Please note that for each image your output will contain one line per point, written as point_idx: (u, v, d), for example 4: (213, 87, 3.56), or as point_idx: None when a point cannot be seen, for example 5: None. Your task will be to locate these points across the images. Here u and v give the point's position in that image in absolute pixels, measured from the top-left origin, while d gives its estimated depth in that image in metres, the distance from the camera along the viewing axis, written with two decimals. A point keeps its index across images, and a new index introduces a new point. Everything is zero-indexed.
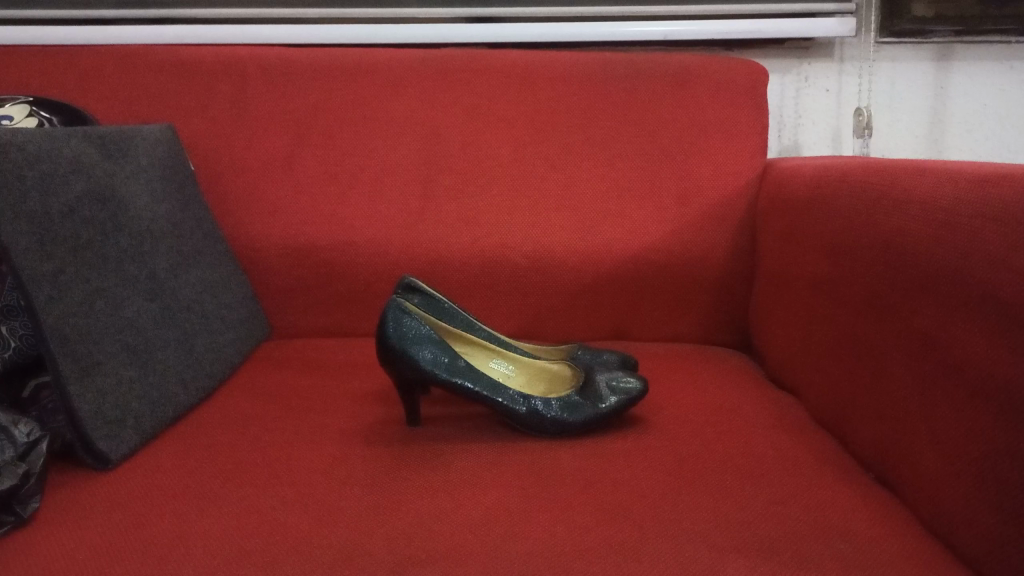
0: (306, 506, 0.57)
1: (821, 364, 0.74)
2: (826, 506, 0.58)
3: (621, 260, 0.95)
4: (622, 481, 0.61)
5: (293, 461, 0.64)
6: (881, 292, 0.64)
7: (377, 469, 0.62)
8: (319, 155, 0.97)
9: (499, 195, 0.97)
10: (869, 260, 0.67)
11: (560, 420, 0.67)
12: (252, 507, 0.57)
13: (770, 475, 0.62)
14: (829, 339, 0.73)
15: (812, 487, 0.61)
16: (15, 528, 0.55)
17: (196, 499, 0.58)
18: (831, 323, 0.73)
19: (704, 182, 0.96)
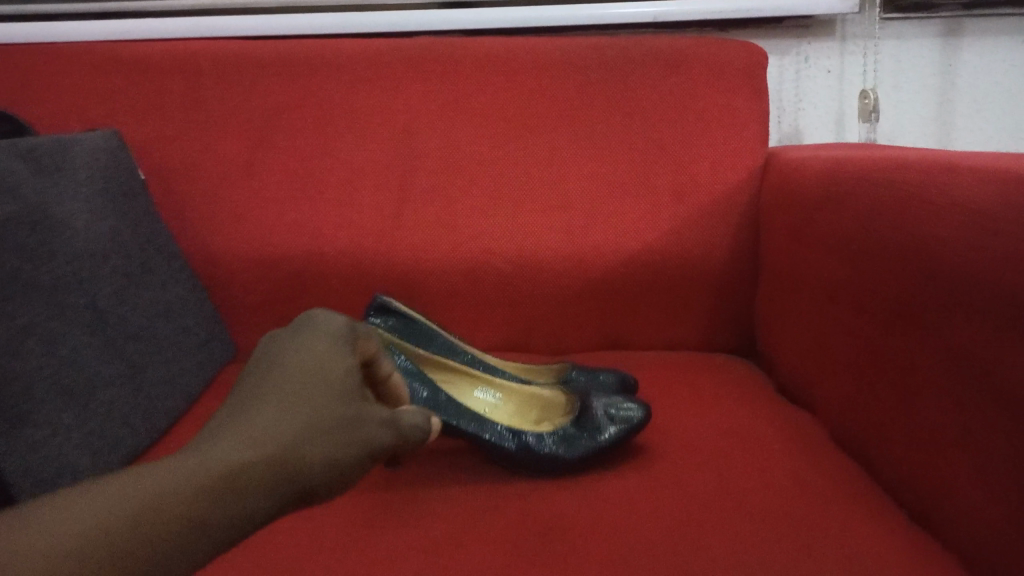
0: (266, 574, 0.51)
1: (839, 379, 0.67)
2: (856, 550, 0.51)
3: (614, 263, 0.88)
4: (623, 531, 0.54)
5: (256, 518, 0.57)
6: (907, 302, 0.57)
7: (347, 528, 0.55)
8: (284, 158, 0.89)
9: (480, 196, 0.89)
10: (892, 266, 0.60)
11: (554, 455, 0.61)
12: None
13: (790, 513, 0.55)
14: (847, 351, 0.66)
15: (838, 527, 0.54)
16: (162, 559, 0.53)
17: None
18: (848, 335, 0.66)
19: (702, 174, 0.89)
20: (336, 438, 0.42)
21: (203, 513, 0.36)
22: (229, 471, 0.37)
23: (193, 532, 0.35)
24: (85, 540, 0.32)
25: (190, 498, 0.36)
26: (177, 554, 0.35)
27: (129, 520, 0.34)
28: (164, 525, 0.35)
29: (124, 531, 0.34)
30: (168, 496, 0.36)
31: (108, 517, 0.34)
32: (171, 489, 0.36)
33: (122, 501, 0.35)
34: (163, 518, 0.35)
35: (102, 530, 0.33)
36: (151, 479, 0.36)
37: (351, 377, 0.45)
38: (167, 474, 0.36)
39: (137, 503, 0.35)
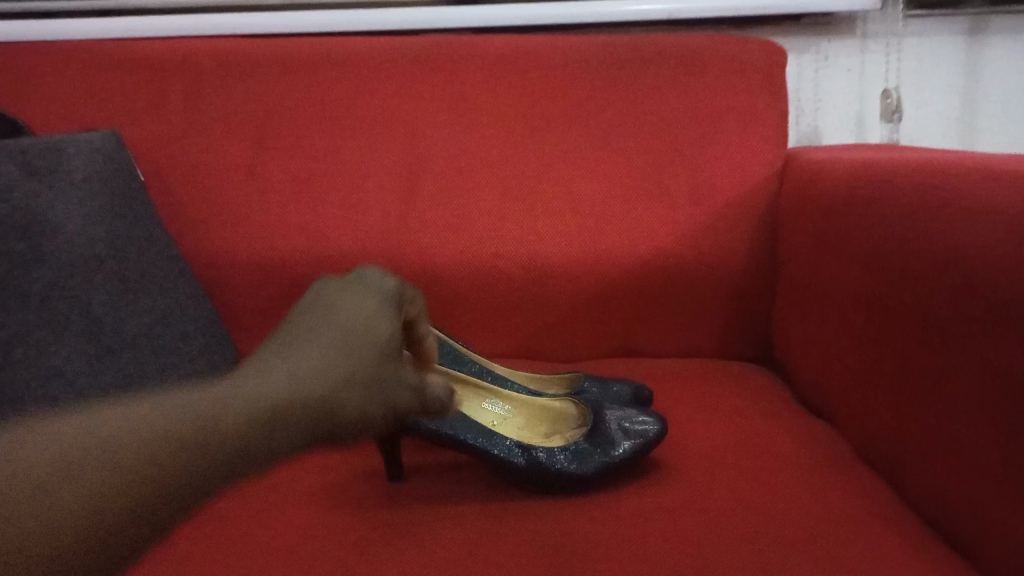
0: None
1: (866, 392, 0.64)
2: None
3: (627, 268, 0.85)
4: (640, 553, 0.51)
5: (251, 540, 0.54)
6: (942, 312, 0.54)
7: (346, 549, 0.52)
8: (287, 160, 0.86)
9: (489, 199, 0.86)
10: (925, 274, 0.57)
11: (566, 471, 0.58)
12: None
13: (815, 534, 0.52)
14: (875, 362, 0.63)
15: (868, 551, 0.51)
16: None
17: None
18: (876, 346, 0.63)
19: (719, 177, 0.86)
20: (346, 381, 0.43)
21: (203, 437, 0.37)
22: (238, 402, 0.39)
23: (187, 457, 0.36)
24: (71, 462, 0.33)
25: (193, 422, 0.37)
26: (190, 469, 0.36)
27: (120, 442, 0.35)
28: (160, 446, 0.35)
29: (108, 458, 0.34)
30: (166, 421, 0.36)
31: (95, 441, 0.34)
32: (168, 416, 0.37)
33: (116, 425, 0.35)
34: (160, 440, 0.36)
35: (91, 450, 0.34)
36: (147, 408, 0.37)
37: (379, 332, 0.48)
38: (163, 404, 0.37)
39: (134, 427, 0.36)
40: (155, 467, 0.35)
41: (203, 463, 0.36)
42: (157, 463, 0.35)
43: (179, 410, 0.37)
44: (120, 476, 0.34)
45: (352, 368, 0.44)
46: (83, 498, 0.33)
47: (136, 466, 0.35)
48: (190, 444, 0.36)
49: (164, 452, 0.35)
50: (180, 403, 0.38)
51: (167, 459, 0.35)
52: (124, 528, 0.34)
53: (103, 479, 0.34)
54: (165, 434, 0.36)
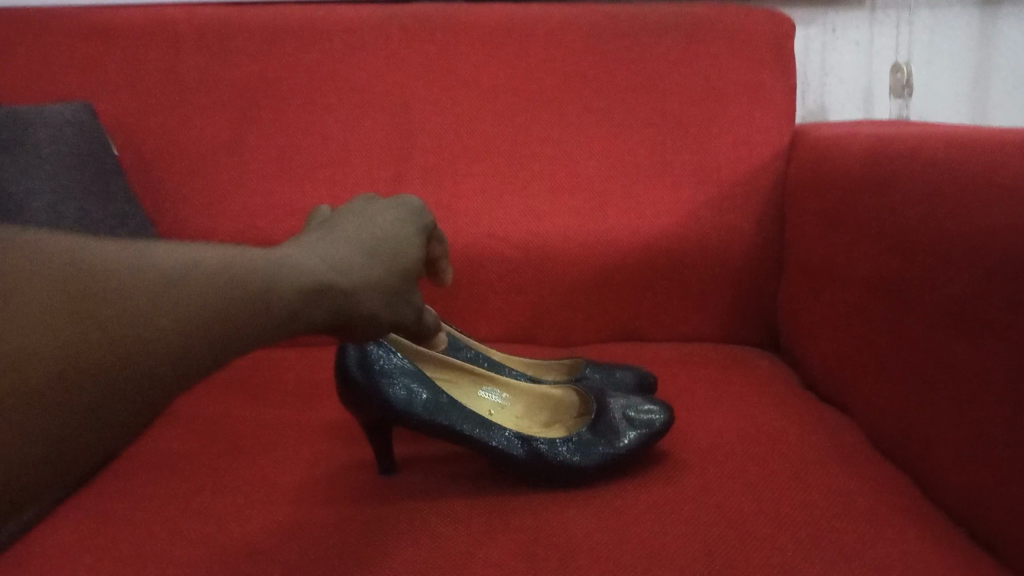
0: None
1: (874, 376, 0.61)
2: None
3: (627, 250, 0.81)
4: (644, 562, 0.48)
5: (237, 545, 0.52)
6: (965, 297, 0.50)
7: (337, 558, 0.50)
8: (270, 135, 0.82)
9: (482, 177, 0.83)
10: (945, 256, 0.53)
11: (568, 463, 0.56)
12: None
13: (823, 534, 0.50)
14: (885, 345, 0.59)
15: (877, 552, 0.48)
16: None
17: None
18: (889, 328, 0.59)
19: (724, 154, 0.82)
20: (358, 281, 0.43)
21: (174, 296, 0.35)
22: (218, 268, 0.37)
23: (180, 314, 0.35)
24: (32, 292, 0.32)
25: (165, 280, 0.35)
26: (242, 318, 0.37)
27: (86, 283, 0.33)
28: (128, 294, 0.34)
29: (77, 304, 0.33)
30: (138, 274, 0.35)
31: (97, 279, 0.34)
32: (142, 269, 0.35)
33: (82, 265, 0.34)
34: (136, 298, 0.34)
35: (57, 282, 0.33)
36: (125, 257, 0.35)
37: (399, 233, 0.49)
38: (140, 257, 0.36)
39: (103, 272, 0.34)
40: (118, 318, 0.33)
41: (172, 322, 0.34)
42: (212, 312, 0.36)
43: (151, 265, 0.35)
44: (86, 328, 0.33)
45: (348, 262, 0.43)
46: (37, 333, 0.31)
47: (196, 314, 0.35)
48: (157, 299, 0.34)
49: (132, 300, 0.34)
50: (156, 260, 0.36)
51: (133, 310, 0.34)
52: (84, 385, 0.32)
53: (68, 325, 0.32)
54: (226, 285, 0.37)
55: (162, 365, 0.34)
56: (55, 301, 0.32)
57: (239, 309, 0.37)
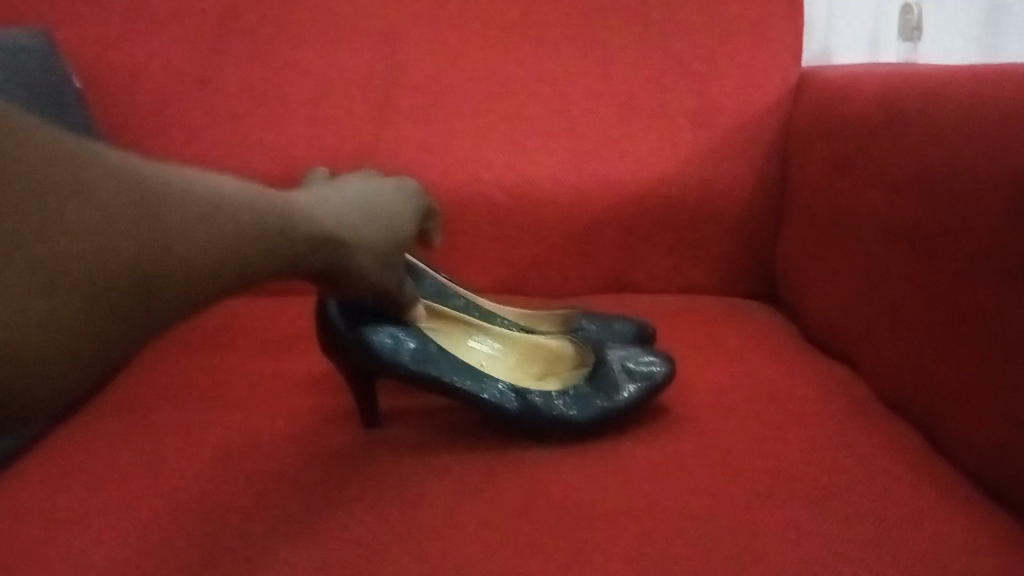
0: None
1: (879, 328, 0.58)
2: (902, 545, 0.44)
3: (622, 197, 0.77)
4: (641, 526, 0.45)
5: (213, 507, 0.49)
6: (987, 244, 0.48)
7: (314, 522, 0.47)
8: (244, 70, 0.77)
9: (470, 118, 0.78)
10: (966, 201, 0.50)
11: (564, 417, 0.53)
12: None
13: (827, 494, 0.48)
14: (893, 297, 0.57)
15: (882, 514, 0.46)
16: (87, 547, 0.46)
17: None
18: (896, 279, 0.57)
19: (725, 97, 0.77)
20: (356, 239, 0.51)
21: (219, 220, 0.40)
22: (253, 203, 0.43)
23: (218, 238, 0.40)
24: (113, 194, 0.36)
25: (211, 204, 0.40)
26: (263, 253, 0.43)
27: (152, 193, 0.37)
28: (184, 210, 0.39)
29: (143, 211, 0.37)
30: (186, 192, 0.39)
31: (162, 194, 0.38)
32: (187, 187, 0.40)
33: (143, 176, 0.38)
34: (189, 215, 0.39)
35: (132, 188, 0.37)
36: (170, 175, 0.40)
37: (386, 201, 0.57)
38: (184, 177, 0.40)
39: (162, 187, 0.38)
40: (175, 230, 0.38)
41: (214, 242, 0.40)
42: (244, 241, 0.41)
43: (199, 188, 0.40)
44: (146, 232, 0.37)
45: (347, 220, 0.51)
46: (117, 229, 0.35)
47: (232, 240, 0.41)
48: (206, 220, 0.39)
49: (187, 217, 0.39)
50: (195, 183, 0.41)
51: (188, 226, 0.39)
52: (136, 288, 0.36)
53: (135, 227, 0.36)
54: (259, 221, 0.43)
55: (200, 278, 0.39)
56: (130, 204, 0.36)
57: (265, 243, 0.43)
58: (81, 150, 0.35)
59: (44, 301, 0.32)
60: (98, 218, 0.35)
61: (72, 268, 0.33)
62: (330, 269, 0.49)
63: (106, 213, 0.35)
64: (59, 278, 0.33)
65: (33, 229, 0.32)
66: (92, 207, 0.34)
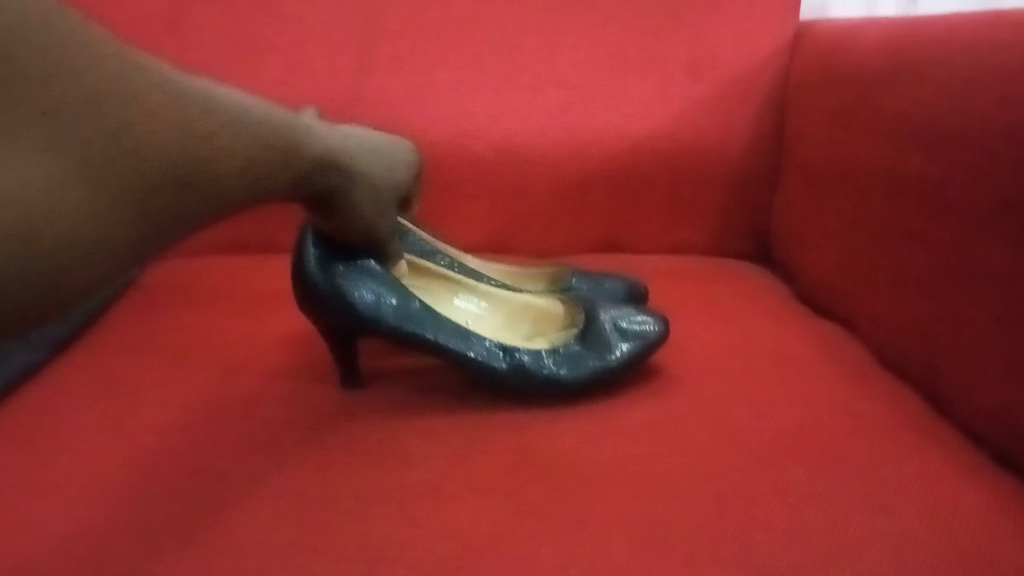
0: (195, 552, 0.41)
1: (878, 286, 0.57)
2: (900, 505, 0.42)
3: (612, 151, 0.74)
4: (632, 488, 0.44)
5: (186, 469, 0.47)
6: (990, 200, 0.46)
7: (289, 481, 0.45)
8: (217, 16, 0.75)
9: (454, 68, 0.75)
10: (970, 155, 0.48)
11: (553, 377, 0.51)
12: (118, 557, 0.41)
13: (822, 454, 0.46)
14: (891, 253, 0.55)
15: (881, 475, 0.45)
16: (48, 503, 0.44)
17: (30, 539, 0.42)
18: (896, 235, 0.55)
19: (722, 48, 0.74)
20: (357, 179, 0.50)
21: (237, 135, 0.40)
22: (268, 126, 0.43)
23: (233, 154, 0.40)
24: (144, 98, 0.35)
25: (232, 118, 0.40)
26: (271, 178, 0.43)
27: (180, 100, 0.37)
28: (207, 121, 0.38)
29: (173, 119, 0.36)
30: (211, 104, 0.39)
31: (191, 103, 0.38)
32: (213, 100, 0.39)
33: (178, 86, 0.37)
34: (212, 128, 0.39)
35: (162, 94, 0.36)
36: (195, 86, 0.39)
37: (382, 141, 0.56)
38: (209, 90, 0.40)
39: (192, 96, 0.38)
40: (200, 141, 0.38)
41: (231, 159, 0.40)
42: (256, 162, 0.42)
43: (218, 100, 0.40)
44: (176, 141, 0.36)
45: (352, 153, 0.51)
46: (150, 135, 0.35)
47: (246, 159, 0.41)
48: (229, 130, 0.40)
49: (214, 126, 0.39)
50: (218, 96, 0.40)
51: (211, 138, 0.39)
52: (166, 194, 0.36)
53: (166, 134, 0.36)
54: (271, 145, 0.43)
55: (217, 192, 0.39)
56: (160, 110, 0.36)
57: (273, 167, 0.43)
58: (114, 50, 0.35)
59: (87, 201, 0.32)
60: (131, 121, 0.34)
61: (109, 170, 0.33)
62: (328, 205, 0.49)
63: (139, 117, 0.35)
64: (106, 179, 0.33)
65: (76, 128, 0.32)
66: (128, 110, 0.34)
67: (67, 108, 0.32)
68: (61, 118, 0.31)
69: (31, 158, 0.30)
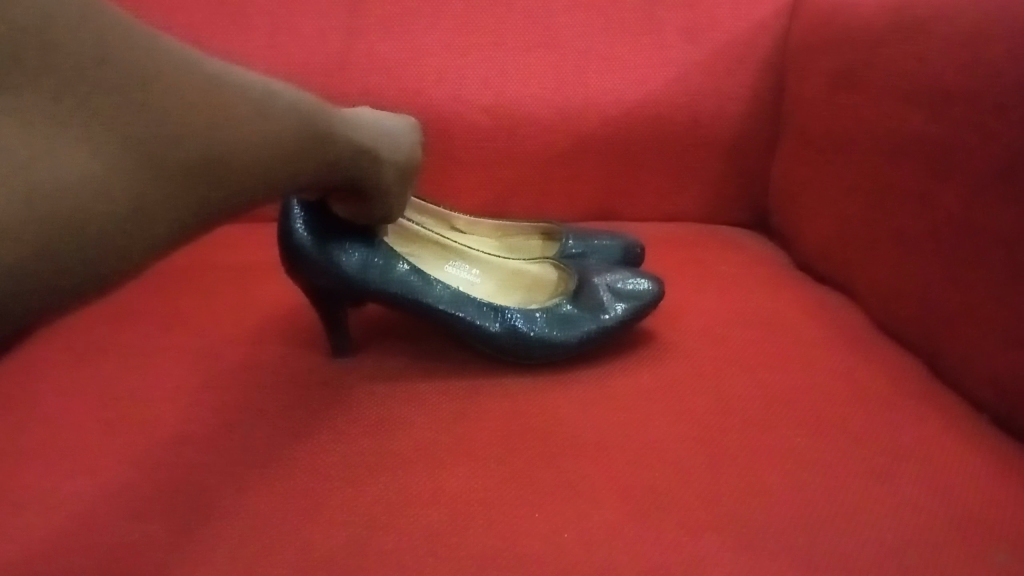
0: (181, 523, 0.40)
1: (875, 250, 0.56)
2: (895, 468, 0.42)
3: (607, 116, 0.73)
4: (626, 453, 0.43)
5: (173, 438, 0.46)
6: (990, 162, 0.46)
7: (280, 448, 0.45)
8: None
9: (445, 32, 0.73)
10: (969, 117, 0.47)
11: (546, 339, 0.51)
12: (101, 528, 0.40)
13: (819, 419, 0.46)
14: (889, 215, 0.54)
15: (878, 439, 0.44)
16: (33, 469, 0.44)
17: (16, 504, 0.41)
18: (892, 197, 0.54)
19: (719, 11, 0.72)
20: (385, 159, 0.48)
21: (275, 119, 0.38)
22: (306, 109, 0.40)
23: (273, 139, 0.38)
24: (178, 87, 0.33)
25: (268, 102, 0.38)
26: (308, 165, 0.41)
27: (213, 87, 0.35)
28: (241, 104, 0.36)
29: (208, 107, 0.34)
30: (247, 87, 0.37)
31: (225, 87, 0.35)
32: (245, 83, 0.37)
33: (211, 70, 0.35)
34: (250, 113, 0.36)
35: (195, 80, 0.34)
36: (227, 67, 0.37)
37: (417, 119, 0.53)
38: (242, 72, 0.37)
39: (225, 80, 0.36)
40: (236, 128, 0.36)
41: (270, 145, 0.38)
42: (296, 147, 0.39)
43: (253, 81, 0.38)
44: (212, 130, 0.34)
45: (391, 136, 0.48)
46: (184, 126, 0.33)
47: (286, 144, 0.39)
48: (266, 115, 0.37)
49: (250, 111, 0.36)
50: (251, 77, 0.38)
51: (249, 124, 0.36)
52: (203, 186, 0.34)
53: (203, 123, 0.34)
54: (308, 129, 0.40)
55: (257, 178, 0.37)
56: (196, 99, 0.34)
57: (309, 152, 0.41)
58: (138, 30, 0.32)
59: (111, 194, 0.31)
60: (165, 113, 0.32)
61: (131, 161, 0.31)
62: (355, 190, 0.47)
63: (173, 108, 0.33)
64: (135, 176, 0.32)
65: (100, 116, 0.30)
66: (159, 101, 0.32)
67: (93, 103, 0.30)
68: (86, 120, 0.30)
69: (49, 151, 0.29)
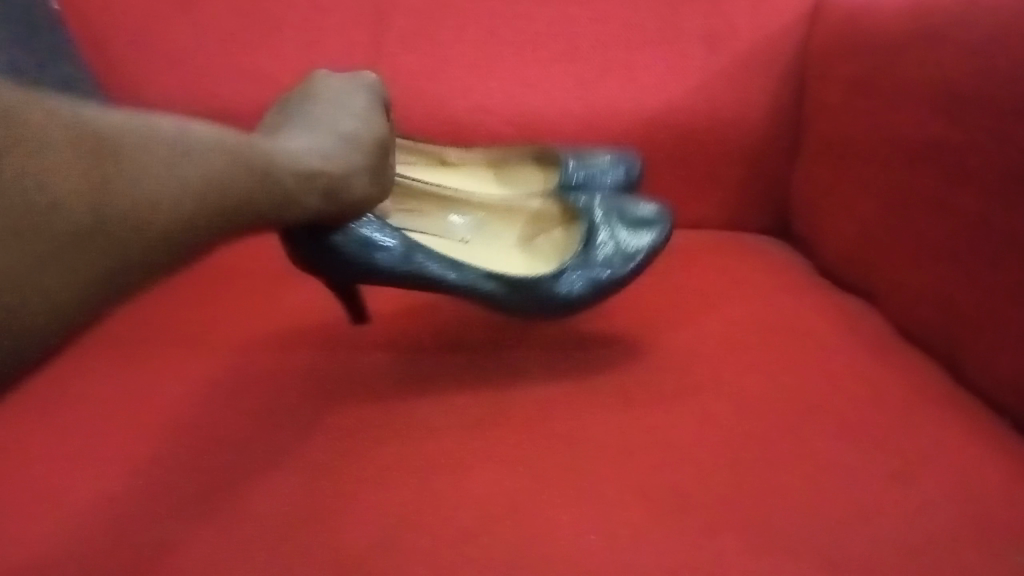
0: (221, 524, 0.41)
1: (895, 249, 0.57)
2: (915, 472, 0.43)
3: (628, 125, 0.74)
4: (648, 455, 0.44)
5: (209, 439, 0.48)
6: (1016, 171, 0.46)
7: (310, 449, 0.46)
8: None
9: (468, 43, 0.74)
10: (992, 124, 0.47)
11: (570, 296, 0.54)
12: (148, 532, 0.42)
13: (839, 422, 0.46)
14: (910, 217, 0.55)
15: (898, 443, 0.45)
16: (79, 470, 0.46)
17: (62, 503, 0.43)
18: (914, 199, 0.54)
19: (742, 18, 0.73)
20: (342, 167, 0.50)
21: (188, 162, 0.41)
22: (226, 145, 0.43)
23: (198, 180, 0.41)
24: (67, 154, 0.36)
25: (178, 147, 0.41)
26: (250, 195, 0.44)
27: (110, 145, 0.38)
28: (144, 157, 0.39)
29: (110, 165, 0.38)
30: (152, 137, 0.40)
31: (126, 143, 0.39)
32: (149, 132, 0.40)
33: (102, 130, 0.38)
34: (163, 161, 0.40)
35: (87, 142, 0.37)
36: (132, 121, 0.40)
37: (361, 125, 0.55)
38: (146, 124, 0.41)
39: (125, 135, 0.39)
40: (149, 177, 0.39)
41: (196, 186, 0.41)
42: (230, 181, 0.42)
43: (163, 130, 0.41)
44: (124, 187, 0.38)
45: (325, 152, 0.51)
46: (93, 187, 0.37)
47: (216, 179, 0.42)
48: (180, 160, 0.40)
49: (160, 160, 0.40)
50: (158, 127, 0.41)
51: (159, 172, 0.39)
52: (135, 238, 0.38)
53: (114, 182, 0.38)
54: (236, 163, 0.43)
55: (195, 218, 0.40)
56: (95, 161, 0.37)
57: (245, 182, 0.43)
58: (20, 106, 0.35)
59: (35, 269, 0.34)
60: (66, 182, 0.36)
61: (46, 235, 0.35)
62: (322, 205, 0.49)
63: (72, 175, 0.36)
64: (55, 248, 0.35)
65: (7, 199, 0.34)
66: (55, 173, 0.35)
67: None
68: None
69: None
